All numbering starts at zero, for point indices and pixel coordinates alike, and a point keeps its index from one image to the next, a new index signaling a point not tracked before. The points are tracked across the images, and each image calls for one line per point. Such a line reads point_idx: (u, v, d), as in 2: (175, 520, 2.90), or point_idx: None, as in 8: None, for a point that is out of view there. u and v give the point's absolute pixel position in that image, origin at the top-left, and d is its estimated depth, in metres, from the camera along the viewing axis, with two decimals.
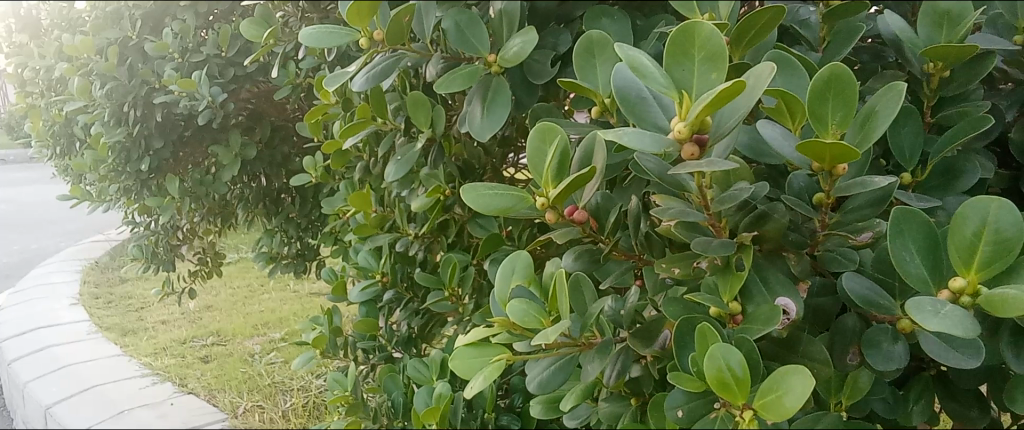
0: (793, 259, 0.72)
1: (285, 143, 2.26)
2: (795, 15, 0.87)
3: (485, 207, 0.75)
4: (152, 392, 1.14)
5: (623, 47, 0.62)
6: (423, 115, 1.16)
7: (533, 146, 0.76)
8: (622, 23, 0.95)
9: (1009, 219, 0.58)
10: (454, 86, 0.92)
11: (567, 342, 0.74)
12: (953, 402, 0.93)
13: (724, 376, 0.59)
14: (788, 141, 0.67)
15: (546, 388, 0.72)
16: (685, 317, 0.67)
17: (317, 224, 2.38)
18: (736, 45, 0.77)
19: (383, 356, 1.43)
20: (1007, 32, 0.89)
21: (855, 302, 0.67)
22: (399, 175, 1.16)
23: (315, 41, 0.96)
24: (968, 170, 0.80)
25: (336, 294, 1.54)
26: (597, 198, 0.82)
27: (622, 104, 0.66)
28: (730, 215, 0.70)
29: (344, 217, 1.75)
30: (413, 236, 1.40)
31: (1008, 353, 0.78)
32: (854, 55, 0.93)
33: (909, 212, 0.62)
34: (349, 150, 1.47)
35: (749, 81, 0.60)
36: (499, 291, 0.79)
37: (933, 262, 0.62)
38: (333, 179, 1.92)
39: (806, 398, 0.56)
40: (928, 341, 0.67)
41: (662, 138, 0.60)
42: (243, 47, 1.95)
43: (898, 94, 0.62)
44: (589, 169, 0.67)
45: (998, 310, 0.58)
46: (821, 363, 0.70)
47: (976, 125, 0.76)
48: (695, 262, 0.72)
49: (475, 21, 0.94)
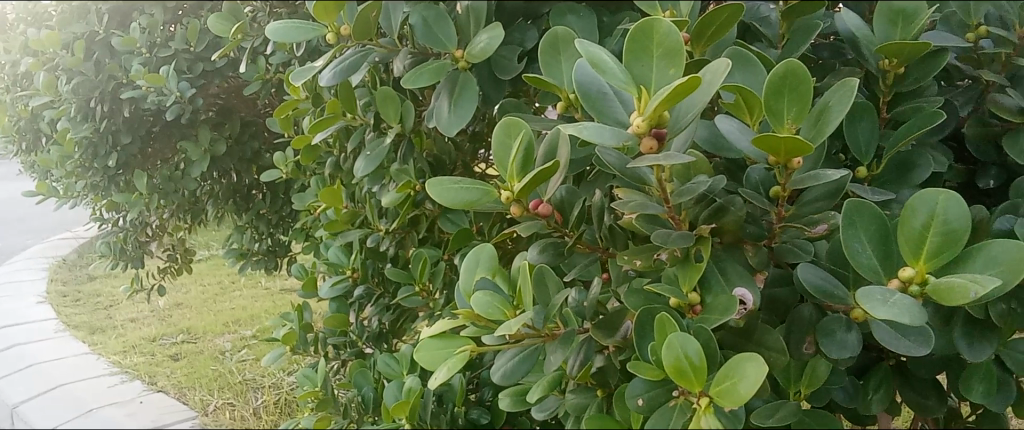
0: (751, 250, 0.74)
1: (255, 139, 2.26)
2: (754, 12, 0.88)
3: (451, 201, 0.76)
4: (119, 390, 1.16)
5: (585, 42, 0.63)
6: (392, 110, 1.17)
7: (499, 138, 0.77)
8: (588, 19, 0.96)
9: (956, 211, 0.60)
10: (421, 81, 0.93)
11: (531, 334, 0.75)
12: (912, 391, 0.95)
13: (681, 365, 0.61)
14: (744, 136, 0.68)
15: (510, 379, 0.73)
16: (645, 307, 0.69)
17: (289, 221, 2.38)
18: (697, 41, 0.78)
19: (354, 352, 1.43)
20: (961, 29, 0.91)
21: (810, 292, 0.69)
22: (368, 169, 1.17)
23: (283, 36, 0.96)
24: (922, 163, 0.82)
25: (306, 290, 1.54)
26: (561, 192, 0.83)
27: (584, 99, 0.67)
28: (689, 207, 0.72)
29: (314, 212, 1.76)
30: (384, 231, 1.39)
31: (960, 342, 0.81)
32: (813, 52, 0.95)
33: (861, 203, 0.64)
34: (318, 145, 1.47)
35: (705, 77, 0.61)
36: (464, 284, 0.80)
37: (884, 252, 0.64)
38: (303, 175, 1.93)
39: (759, 385, 0.57)
40: (880, 329, 0.69)
41: (622, 132, 0.62)
42: (212, 42, 1.93)
43: (851, 90, 0.64)
44: (551, 163, 0.69)
45: (942, 298, 0.59)
46: (777, 352, 0.72)
47: (928, 120, 0.78)
48: (655, 254, 0.74)
49: (443, 17, 0.94)
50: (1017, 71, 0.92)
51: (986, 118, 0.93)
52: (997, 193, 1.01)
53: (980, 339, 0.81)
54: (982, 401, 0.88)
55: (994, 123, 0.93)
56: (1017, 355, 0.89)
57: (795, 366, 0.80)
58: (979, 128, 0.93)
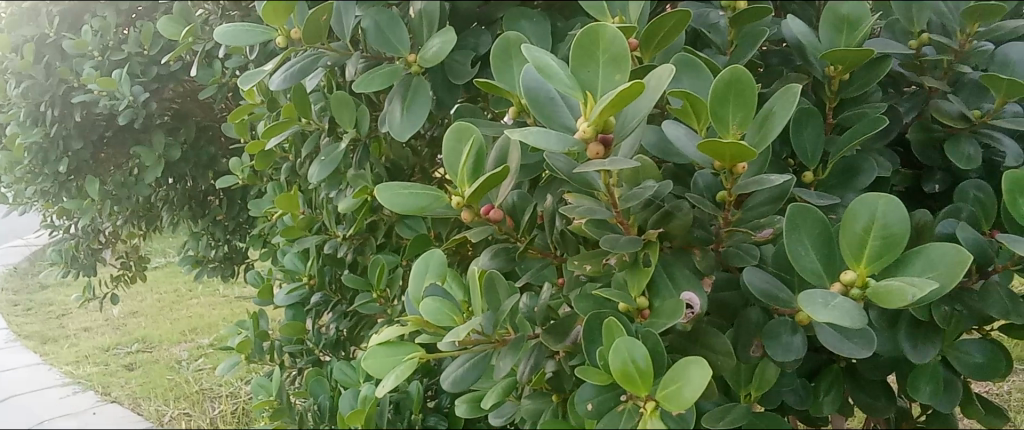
0: (698, 255, 0.75)
1: (211, 144, 2.23)
2: (704, 18, 0.87)
3: (401, 207, 0.74)
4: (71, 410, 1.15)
5: (531, 48, 0.63)
6: (348, 115, 1.15)
7: (449, 145, 0.77)
8: (541, 25, 0.95)
9: (896, 216, 0.61)
10: (373, 84, 0.92)
11: (481, 340, 0.74)
12: (862, 393, 0.96)
13: (628, 369, 0.61)
14: (691, 141, 0.69)
15: (460, 385, 0.73)
16: (594, 312, 0.69)
17: (246, 227, 2.34)
18: (645, 47, 0.79)
19: (311, 360, 1.44)
20: (904, 36, 0.93)
21: (756, 296, 0.69)
22: (323, 174, 1.15)
23: (231, 39, 0.94)
24: (866, 168, 0.84)
25: (262, 297, 1.53)
26: (513, 197, 0.83)
27: (531, 104, 0.67)
28: (637, 211, 0.73)
29: (271, 219, 1.75)
30: (342, 237, 1.38)
31: (904, 343, 0.82)
32: (762, 60, 0.96)
33: (804, 208, 0.65)
34: (273, 150, 1.45)
35: (651, 82, 0.61)
36: (413, 290, 0.79)
37: (827, 256, 0.65)
38: (260, 181, 1.91)
39: (703, 388, 0.58)
40: (824, 332, 0.70)
41: (567, 137, 0.62)
42: (166, 45, 1.89)
43: (793, 97, 0.65)
44: (501, 168, 0.69)
45: (882, 301, 0.60)
46: (723, 355, 0.72)
47: (872, 125, 0.79)
48: (605, 259, 0.74)
49: (396, 21, 0.93)
50: (959, 77, 0.93)
51: (928, 124, 0.95)
52: (942, 198, 1.02)
53: (924, 340, 0.83)
54: (929, 402, 0.89)
55: (936, 128, 0.95)
56: (964, 356, 0.90)
57: (744, 369, 0.81)
58: (922, 134, 0.95)
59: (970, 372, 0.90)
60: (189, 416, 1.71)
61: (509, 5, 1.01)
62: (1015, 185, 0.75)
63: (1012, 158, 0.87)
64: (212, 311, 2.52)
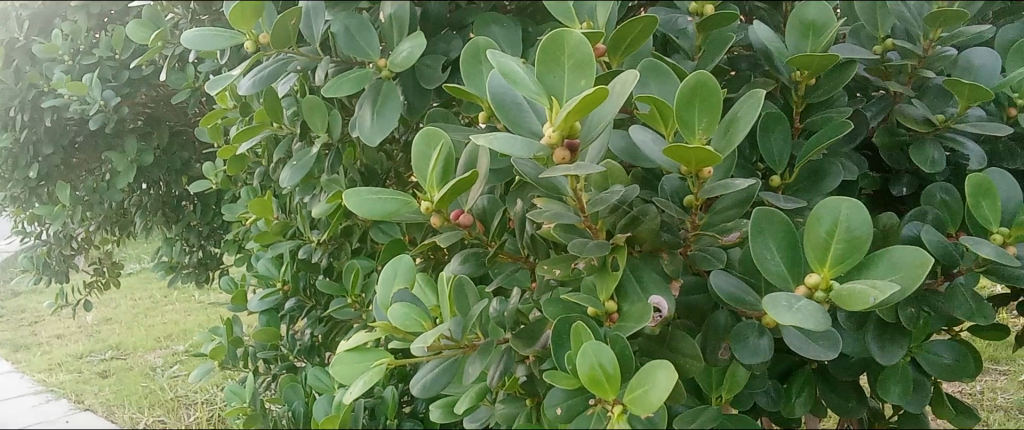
0: (667, 258, 0.76)
1: (185, 149, 2.21)
2: (672, 25, 0.89)
3: (369, 212, 0.74)
4: (43, 422, 1.16)
5: (497, 53, 0.63)
6: (320, 119, 1.15)
7: (418, 150, 0.76)
8: (511, 30, 0.95)
9: (858, 219, 0.61)
10: (342, 91, 0.92)
11: (451, 345, 0.74)
12: (834, 394, 0.97)
13: (596, 374, 0.61)
14: (657, 146, 0.70)
15: (430, 391, 0.73)
16: (562, 316, 0.69)
17: (220, 232, 2.31)
18: (613, 52, 0.79)
19: (285, 366, 1.43)
20: (869, 42, 0.93)
21: (723, 299, 0.70)
22: (294, 179, 1.13)
23: (196, 44, 0.94)
24: (832, 172, 0.84)
25: (236, 303, 1.51)
26: (483, 202, 0.83)
27: (498, 109, 0.67)
28: (605, 216, 0.73)
29: (245, 224, 1.74)
30: (316, 242, 1.37)
31: (872, 344, 0.83)
32: (731, 64, 0.96)
33: (769, 212, 0.65)
34: (246, 155, 1.44)
35: (616, 88, 0.62)
36: (381, 295, 0.79)
37: (792, 259, 0.66)
38: (234, 185, 1.89)
39: (669, 392, 0.58)
40: (790, 334, 0.70)
41: (533, 143, 0.62)
42: (137, 50, 1.88)
43: (757, 101, 0.66)
44: (469, 174, 0.69)
45: (845, 303, 0.61)
46: (692, 358, 0.73)
47: (836, 130, 0.80)
48: (573, 263, 0.75)
49: (366, 25, 0.93)
50: (923, 82, 0.94)
51: (893, 128, 0.96)
52: (909, 201, 1.04)
53: (892, 342, 0.83)
54: (898, 402, 0.90)
55: (901, 132, 0.96)
56: (931, 356, 0.92)
57: (715, 371, 0.81)
58: (887, 137, 0.96)
59: (938, 372, 0.91)
60: (163, 424, 1.71)
61: (480, 10, 1.01)
62: (978, 188, 0.76)
63: (976, 161, 0.88)
64: (187, 317, 2.53)
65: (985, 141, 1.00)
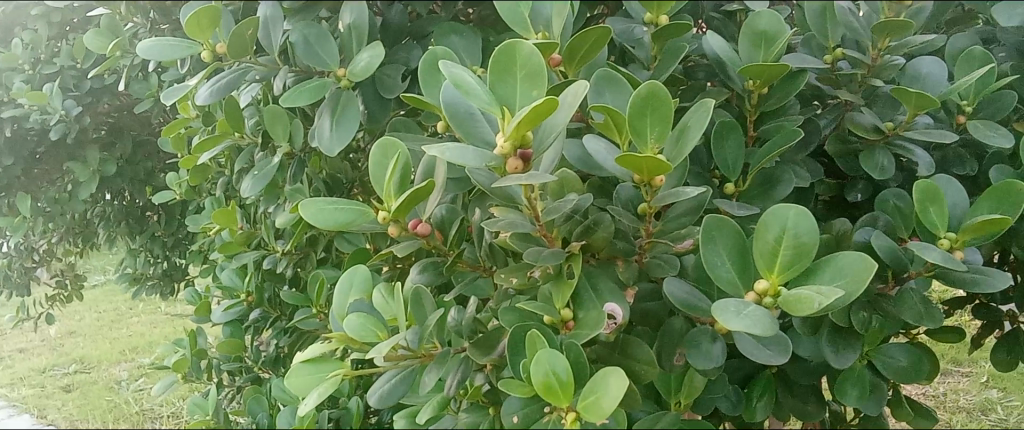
0: (621, 265, 0.77)
1: (149, 159, 2.18)
2: (628, 34, 0.89)
3: (327, 222, 0.74)
4: None
5: (450, 64, 0.64)
6: (281, 129, 1.14)
7: (375, 160, 0.76)
8: (471, 40, 0.95)
9: (805, 227, 0.62)
10: (299, 101, 0.91)
11: (409, 355, 0.75)
12: (792, 398, 0.98)
13: (550, 381, 0.62)
14: (610, 155, 0.71)
15: (387, 402, 0.74)
16: (518, 325, 0.70)
17: (185, 243, 2.29)
18: (569, 61, 0.80)
19: (250, 377, 1.42)
20: (821, 51, 0.95)
21: (676, 306, 0.71)
22: (256, 189, 1.12)
23: (154, 54, 0.93)
24: (784, 180, 0.86)
25: (200, 314, 1.50)
26: (442, 211, 0.83)
27: (452, 119, 0.68)
28: (560, 224, 0.74)
29: (209, 234, 1.72)
30: (281, 252, 1.35)
31: (826, 348, 0.85)
32: (688, 74, 0.97)
33: (719, 220, 0.66)
34: (208, 165, 1.42)
35: (567, 98, 0.63)
36: (336, 306, 0.80)
37: (742, 266, 0.67)
38: (198, 195, 1.87)
39: (621, 397, 0.59)
40: (742, 340, 0.72)
41: (486, 153, 0.63)
42: (99, 59, 1.85)
43: (707, 111, 0.67)
44: (425, 183, 0.69)
45: (792, 309, 0.62)
46: (647, 364, 0.74)
47: (787, 139, 0.81)
48: (529, 272, 0.76)
49: (324, 35, 0.93)
50: (873, 91, 0.96)
51: (845, 136, 0.96)
52: (863, 206, 1.05)
53: (846, 346, 0.85)
54: (854, 405, 0.90)
55: (853, 140, 0.97)
56: (887, 360, 0.93)
57: (674, 376, 0.82)
58: (839, 145, 0.96)
59: (893, 375, 0.92)
60: None
61: (439, 20, 1.01)
62: (925, 194, 0.78)
63: (925, 168, 0.90)
64: (153, 330, 2.51)
65: (936, 148, 1.02)
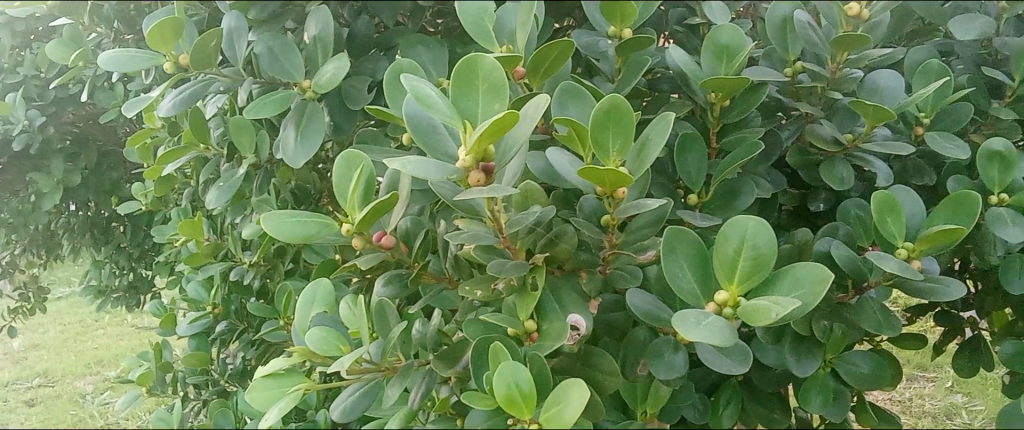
0: (585, 277, 0.79)
1: (114, 169, 2.15)
2: (592, 47, 0.90)
3: (289, 235, 0.73)
4: None
5: (412, 78, 0.64)
6: (247, 140, 1.13)
7: (339, 171, 0.76)
8: (438, 52, 0.96)
9: (763, 237, 0.63)
10: (263, 112, 0.90)
11: (372, 368, 0.75)
12: (757, 404, 0.96)
13: (512, 394, 0.62)
14: (573, 168, 0.71)
15: (349, 415, 0.72)
16: (482, 338, 0.71)
17: (151, 254, 2.27)
18: (533, 75, 0.81)
19: (216, 390, 1.40)
20: (781, 64, 0.97)
21: (639, 317, 0.72)
22: (220, 200, 1.11)
23: (116, 66, 0.92)
24: (746, 191, 0.87)
25: (165, 327, 1.48)
26: (406, 223, 0.83)
27: (414, 132, 0.68)
28: (524, 236, 0.75)
29: (175, 246, 1.70)
30: (247, 263, 1.33)
31: (789, 357, 0.86)
32: (653, 86, 0.98)
33: (679, 232, 0.67)
34: (173, 175, 1.41)
35: (528, 111, 0.63)
36: (299, 319, 0.80)
37: (702, 277, 0.68)
38: (164, 207, 1.85)
39: (583, 408, 0.59)
40: (704, 350, 0.72)
41: (447, 166, 0.64)
42: (62, 69, 1.83)
43: (667, 124, 0.68)
44: (388, 196, 0.69)
45: (751, 319, 0.63)
46: (610, 375, 0.74)
47: (748, 150, 0.83)
48: (494, 284, 0.76)
49: (289, 46, 0.92)
50: (833, 103, 0.98)
51: (806, 148, 0.98)
52: (825, 217, 1.07)
53: (807, 355, 0.86)
54: (819, 412, 0.90)
55: (814, 152, 0.98)
56: (850, 366, 0.92)
57: (640, 386, 0.83)
58: (800, 157, 0.98)
59: (857, 382, 0.92)
60: None
61: (406, 32, 1.01)
62: (883, 205, 0.79)
63: (883, 179, 0.92)
64: (119, 343, 2.49)
65: (896, 159, 1.04)
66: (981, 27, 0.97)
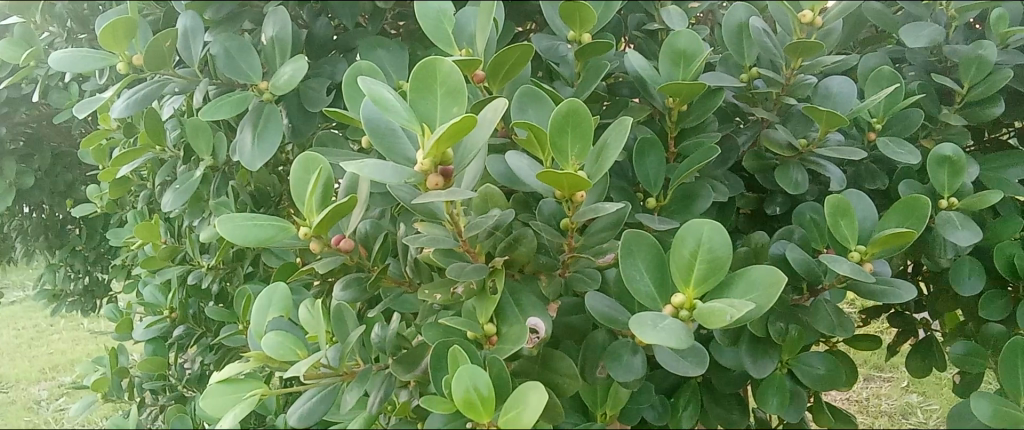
0: (545, 281, 0.79)
1: (68, 171, 2.10)
2: (553, 52, 0.90)
3: (245, 238, 0.72)
4: None
5: (369, 80, 0.64)
6: (205, 142, 1.11)
7: (296, 175, 0.75)
8: (397, 54, 0.95)
9: (718, 240, 0.64)
10: (219, 114, 0.89)
11: (329, 373, 0.75)
12: (717, 405, 0.97)
13: (471, 398, 0.62)
14: (532, 171, 0.72)
15: (307, 422, 0.72)
16: (441, 341, 0.70)
17: (108, 257, 2.22)
18: (492, 79, 0.81)
19: (173, 396, 1.37)
20: (737, 70, 0.98)
21: (598, 319, 0.72)
22: (176, 203, 1.09)
23: (67, 65, 0.89)
24: (702, 195, 0.88)
25: (120, 331, 1.46)
26: (365, 226, 0.83)
27: (373, 135, 0.68)
28: (483, 240, 0.75)
29: (132, 249, 1.67)
30: (206, 267, 1.31)
31: (746, 358, 0.87)
32: (612, 90, 0.99)
33: (637, 235, 0.68)
34: (129, 177, 1.38)
35: (487, 115, 0.63)
36: (255, 324, 0.79)
37: (660, 279, 0.69)
38: (120, 209, 1.81)
39: (541, 411, 0.60)
40: (661, 352, 0.73)
41: (406, 170, 0.63)
42: (14, 68, 1.78)
43: (625, 128, 0.69)
44: (347, 200, 0.69)
45: (706, 321, 0.64)
46: (569, 377, 0.75)
47: (706, 155, 0.84)
48: (453, 288, 0.77)
49: (247, 47, 0.91)
50: (788, 109, 0.99)
51: (761, 152, 1.00)
52: (781, 219, 1.08)
53: (764, 355, 0.87)
54: (776, 412, 0.90)
55: (770, 156, 1.00)
56: (807, 368, 0.93)
57: (600, 388, 0.83)
58: (757, 161, 1.00)
59: (813, 383, 0.93)
60: None
61: (365, 34, 1.01)
62: (837, 209, 0.80)
63: (836, 183, 0.94)
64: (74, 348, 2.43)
65: (849, 163, 1.06)
66: (931, 34, 0.99)
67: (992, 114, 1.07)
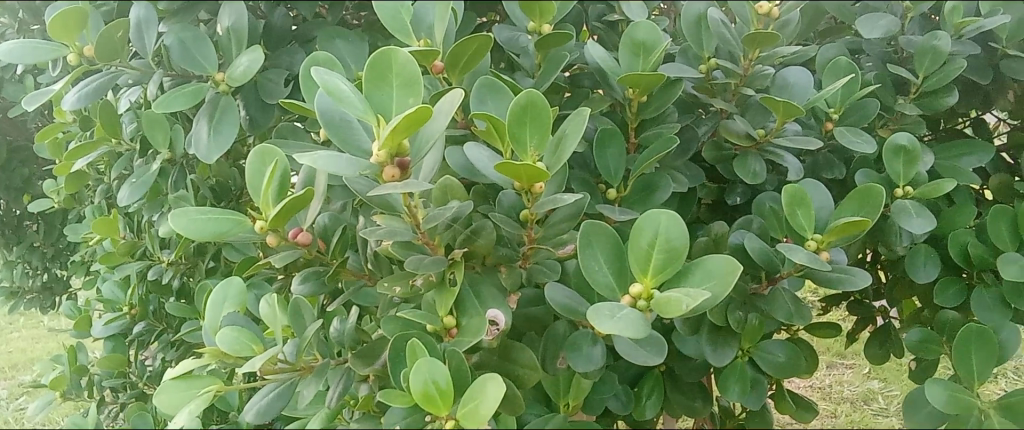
0: (504, 273, 0.79)
1: (25, 166, 2.04)
2: (513, 42, 0.91)
3: (199, 233, 0.71)
4: None
5: (323, 71, 0.63)
6: (161, 134, 1.09)
7: (252, 168, 0.74)
8: (356, 45, 0.94)
9: (675, 230, 0.65)
10: (175, 106, 0.88)
11: (287, 368, 0.74)
12: (679, 394, 0.98)
13: (430, 391, 0.62)
14: (491, 163, 0.71)
15: (264, 417, 0.72)
16: (399, 335, 0.70)
17: (68, 254, 2.17)
18: (451, 71, 0.81)
19: (133, 393, 1.35)
20: (696, 61, 0.98)
21: (557, 311, 0.72)
22: (132, 197, 1.07)
23: (16, 56, 0.90)
24: (662, 185, 0.89)
25: (79, 328, 1.43)
26: (324, 219, 0.82)
27: (327, 127, 0.67)
28: (442, 232, 0.75)
29: (91, 245, 1.63)
30: (166, 262, 1.29)
31: (706, 346, 0.88)
32: (574, 81, 0.99)
33: (596, 225, 0.68)
34: (86, 171, 1.35)
35: (443, 105, 0.63)
36: (210, 319, 0.77)
37: (618, 269, 0.69)
38: (78, 204, 1.77)
39: (498, 402, 0.60)
40: (620, 341, 0.73)
41: (362, 162, 0.63)
42: None
43: (582, 119, 0.69)
44: (303, 193, 0.68)
45: (663, 310, 0.64)
46: (530, 368, 0.75)
47: (665, 145, 0.84)
48: (413, 280, 0.76)
49: (201, 38, 0.89)
50: (746, 99, 1.00)
51: (720, 142, 1.00)
52: (742, 209, 1.09)
53: (724, 344, 0.88)
54: (737, 400, 0.91)
55: (728, 146, 1.01)
56: (767, 355, 0.94)
57: (562, 379, 0.83)
58: (716, 152, 1.00)
59: (773, 370, 0.93)
60: None
61: (323, 24, 1.00)
62: (793, 198, 0.81)
63: (793, 172, 0.95)
64: None
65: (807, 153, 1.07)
66: (887, 26, 1.01)
67: (946, 103, 1.08)
